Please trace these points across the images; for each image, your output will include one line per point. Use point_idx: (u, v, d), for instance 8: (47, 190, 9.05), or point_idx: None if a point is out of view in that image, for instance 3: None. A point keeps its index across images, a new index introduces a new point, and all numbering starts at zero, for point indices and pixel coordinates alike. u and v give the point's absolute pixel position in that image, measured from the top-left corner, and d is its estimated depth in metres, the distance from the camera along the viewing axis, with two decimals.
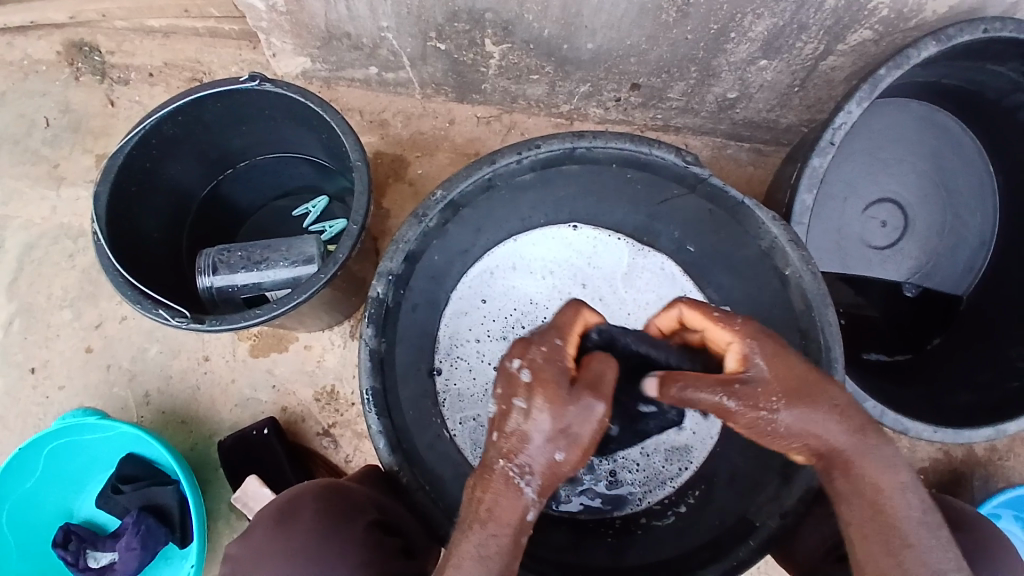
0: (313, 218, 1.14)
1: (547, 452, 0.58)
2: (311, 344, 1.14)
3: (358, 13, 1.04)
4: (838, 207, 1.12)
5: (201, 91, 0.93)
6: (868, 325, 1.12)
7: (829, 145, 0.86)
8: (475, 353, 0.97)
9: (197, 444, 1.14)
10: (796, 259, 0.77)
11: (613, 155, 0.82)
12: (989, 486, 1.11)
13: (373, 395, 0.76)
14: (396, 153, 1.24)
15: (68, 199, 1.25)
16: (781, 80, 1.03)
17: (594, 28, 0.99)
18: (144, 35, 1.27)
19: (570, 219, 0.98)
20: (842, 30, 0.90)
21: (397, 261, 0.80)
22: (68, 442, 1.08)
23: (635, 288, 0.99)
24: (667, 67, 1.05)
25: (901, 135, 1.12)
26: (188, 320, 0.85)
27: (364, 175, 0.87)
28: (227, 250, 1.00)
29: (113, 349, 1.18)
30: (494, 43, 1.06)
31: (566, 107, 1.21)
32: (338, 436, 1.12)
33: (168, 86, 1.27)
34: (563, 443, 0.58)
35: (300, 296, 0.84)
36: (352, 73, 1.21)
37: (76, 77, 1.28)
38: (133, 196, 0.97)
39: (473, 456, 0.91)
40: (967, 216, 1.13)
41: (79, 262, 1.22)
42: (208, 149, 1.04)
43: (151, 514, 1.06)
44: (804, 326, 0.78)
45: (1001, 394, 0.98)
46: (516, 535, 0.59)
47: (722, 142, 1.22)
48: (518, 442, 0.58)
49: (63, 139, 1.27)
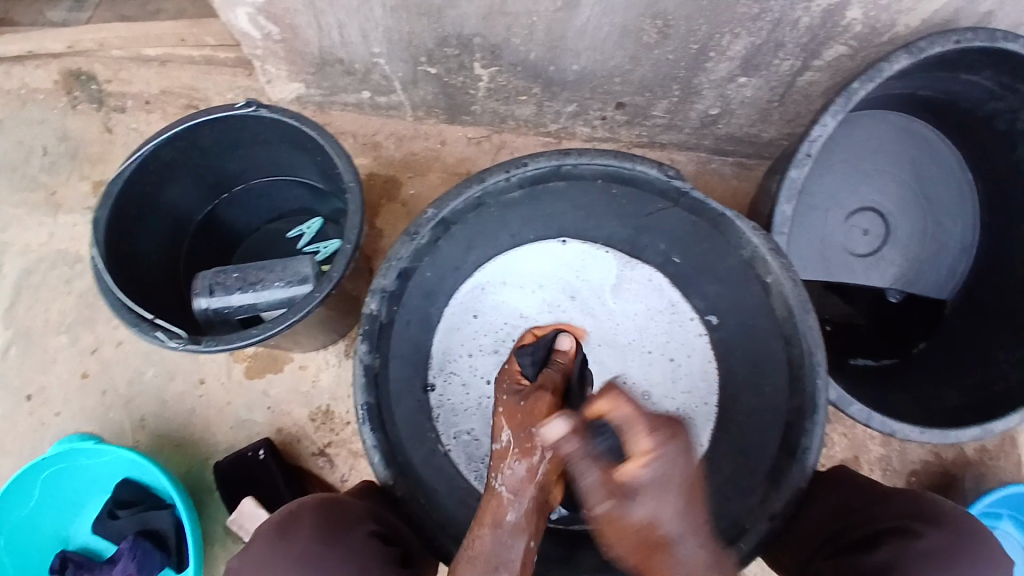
0: (307, 239, 1.16)
1: (499, 485, 0.66)
2: (306, 363, 1.15)
3: (350, 39, 1.07)
4: (819, 217, 1.14)
5: (198, 116, 0.95)
6: (853, 332, 1.14)
7: (806, 157, 0.88)
8: (468, 367, 1.00)
9: (192, 467, 1.15)
10: (775, 267, 0.80)
11: (598, 171, 0.85)
12: (982, 488, 1.12)
13: (368, 409, 0.78)
14: (389, 175, 1.26)
15: (66, 224, 1.27)
16: (761, 96, 1.06)
17: (578, 51, 1.02)
18: (141, 64, 1.31)
19: (560, 233, 1.00)
20: (817, 46, 0.93)
21: (389, 278, 0.82)
22: (64, 467, 1.09)
23: (623, 299, 1.02)
24: (650, 86, 1.08)
25: (880, 146, 1.15)
26: (184, 341, 0.86)
27: (357, 195, 0.89)
28: (223, 272, 1.00)
29: (110, 372, 1.19)
30: (482, 66, 1.10)
31: (554, 127, 1.25)
32: (333, 455, 1.13)
33: (165, 112, 1.30)
34: (515, 477, 0.66)
35: (295, 314, 0.85)
36: (345, 97, 1.25)
37: (72, 105, 1.31)
38: (132, 221, 0.99)
39: (469, 471, 0.92)
40: (950, 224, 1.16)
41: (76, 286, 1.24)
42: (205, 173, 1.07)
43: (147, 538, 1.06)
44: (787, 332, 0.80)
45: (988, 396, 1.01)
46: (529, 531, 0.65)
47: (707, 157, 1.25)
48: (497, 504, 0.66)
49: (61, 165, 1.29)
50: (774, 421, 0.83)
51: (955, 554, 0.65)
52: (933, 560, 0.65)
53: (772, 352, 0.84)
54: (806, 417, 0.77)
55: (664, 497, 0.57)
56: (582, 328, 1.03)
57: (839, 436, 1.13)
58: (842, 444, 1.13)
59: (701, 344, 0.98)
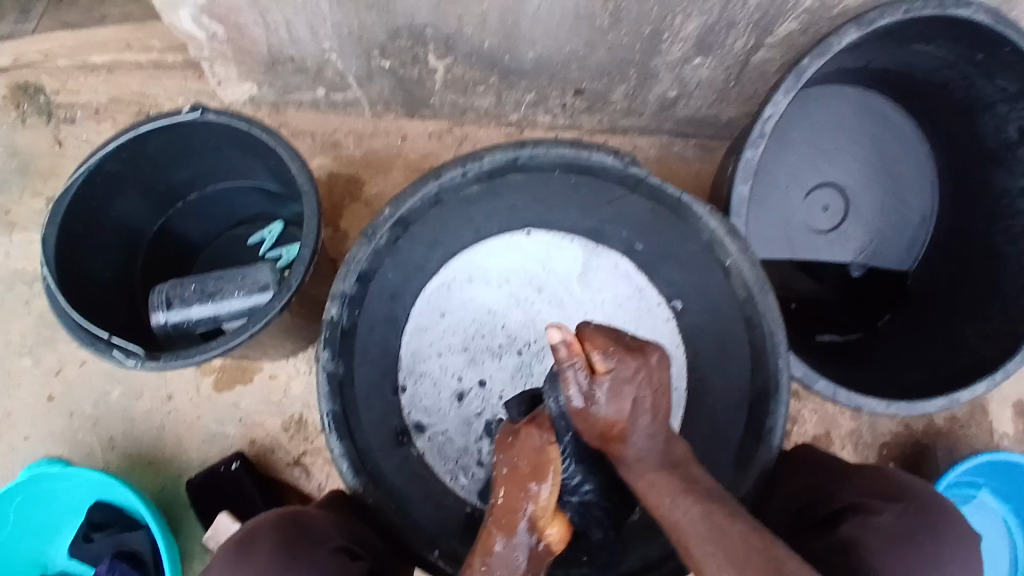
0: (268, 244, 1.12)
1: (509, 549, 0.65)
2: (275, 373, 1.14)
3: (299, 36, 1.05)
4: (781, 195, 1.14)
5: (144, 126, 0.93)
6: (822, 307, 1.15)
7: (760, 137, 0.88)
8: (437, 367, 0.99)
9: (165, 484, 1.13)
10: (734, 250, 0.80)
11: (555, 162, 0.83)
12: (952, 455, 1.15)
13: (333, 418, 0.77)
14: (350, 173, 1.24)
15: (21, 243, 1.23)
16: (717, 76, 1.06)
17: (533, 38, 1.01)
18: (87, 73, 1.27)
19: (523, 225, 1.00)
20: (769, 22, 0.93)
21: (349, 282, 0.80)
22: (34, 494, 1.08)
23: (590, 288, 1.02)
24: (608, 70, 1.07)
25: (836, 121, 1.15)
26: (143, 358, 0.84)
27: (313, 199, 0.87)
28: (180, 284, 0.98)
29: (75, 394, 1.17)
30: (437, 57, 1.08)
31: (514, 117, 1.23)
32: (309, 463, 1.12)
33: (115, 121, 1.26)
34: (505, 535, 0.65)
35: (255, 325, 0.84)
36: (300, 96, 1.22)
37: (22, 119, 1.27)
38: (83, 238, 0.96)
39: (443, 470, 0.94)
40: (908, 193, 1.17)
41: (36, 307, 1.20)
42: (156, 184, 1.04)
43: (124, 559, 1.04)
44: (748, 314, 0.81)
45: (953, 367, 1.02)
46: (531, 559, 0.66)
47: (669, 140, 1.25)
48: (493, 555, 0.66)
49: (12, 183, 1.25)
50: (741, 403, 0.83)
51: (918, 529, 0.66)
52: (898, 534, 0.65)
53: (736, 334, 0.84)
54: (769, 398, 0.77)
55: (621, 404, 0.62)
56: (551, 319, 1.02)
57: (810, 411, 1.14)
58: (813, 419, 1.14)
59: (670, 329, 0.97)
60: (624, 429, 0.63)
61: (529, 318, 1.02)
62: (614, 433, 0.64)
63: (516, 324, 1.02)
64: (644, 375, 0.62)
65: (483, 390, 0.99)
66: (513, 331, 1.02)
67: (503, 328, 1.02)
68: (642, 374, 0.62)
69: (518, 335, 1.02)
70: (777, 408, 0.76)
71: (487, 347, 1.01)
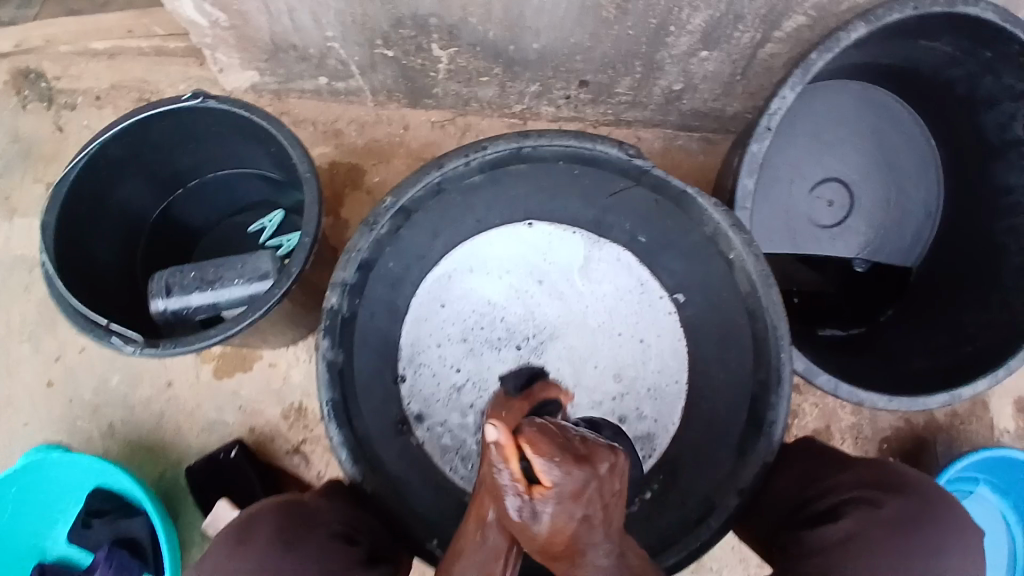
0: (269, 234, 1.13)
1: None
2: (276, 360, 1.14)
3: (302, 24, 1.04)
4: (784, 190, 1.14)
5: (145, 111, 0.92)
6: (824, 302, 1.14)
7: (765, 131, 0.87)
8: (437, 357, 0.99)
9: (165, 471, 1.13)
10: (738, 242, 0.80)
11: (558, 153, 0.83)
12: (952, 450, 1.15)
13: (333, 406, 0.76)
14: (352, 162, 1.24)
15: (22, 229, 1.22)
16: (723, 70, 1.05)
17: (538, 29, 1.00)
18: (89, 58, 1.26)
19: (526, 216, 0.99)
20: (776, 17, 0.92)
21: (350, 270, 0.79)
22: (34, 479, 1.08)
23: (590, 281, 1.02)
24: (613, 63, 1.06)
25: (841, 116, 1.15)
26: (143, 345, 0.84)
27: (314, 186, 0.87)
28: (180, 271, 0.97)
29: (75, 380, 1.16)
30: (442, 47, 1.07)
31: (518, 107, 1.23)
32: (309, 451, 1.12)
33: (116, 107, 1.25)
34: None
35: (255, 312, 0.83)
36: (302, 84, 1.21)
37: (23, 105, 1.26)
38: (85, 224, 0.96)
39: (443, 460, 0.93)
40: (912, 189, 1.17)
41: (36, 293, 1.20)
42: (158, 169, 1.04)
43: (122, 546, 1.05)
44: (750, 308, 0.80)
45: (956, 358, 1.02)
46: None
47: (674, 133, 1.24)
48: None
49: (14, 168, 1.25)
50: (741, 397, 0.83)
51: (916, 524, 0.66)
52: (894, 531, 0.66)
53: (738, 328, 0.84)
54: (771, 391, 0.77)
55: (563, 523, 0.53)
56: (551, 311, 1.02)
57: (811, 405, 1.14)
58: (814, 413, 1.14)
59: (671, 322, 0.98)
60: (570, 542, 0.54)
61: (529, 311, 1.03)
62: (558, 550, 0.54)
63: (515, 316, 1.02)
64: (593, 490, 0.53)
65: (482, 381, 1.00)
66: (513, 323, 1.02)
67: (502, 320, 1.02)
68: (590, 490, 0.53)
69: (517, 327, 1.02)
70: (778, 402, 0.76)
71: (486, 339, 1.02)
